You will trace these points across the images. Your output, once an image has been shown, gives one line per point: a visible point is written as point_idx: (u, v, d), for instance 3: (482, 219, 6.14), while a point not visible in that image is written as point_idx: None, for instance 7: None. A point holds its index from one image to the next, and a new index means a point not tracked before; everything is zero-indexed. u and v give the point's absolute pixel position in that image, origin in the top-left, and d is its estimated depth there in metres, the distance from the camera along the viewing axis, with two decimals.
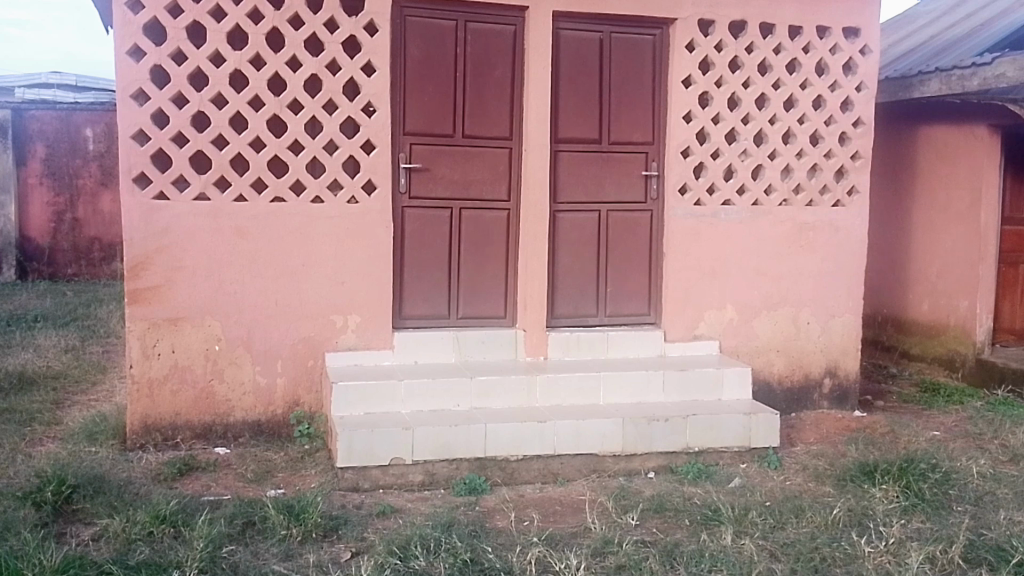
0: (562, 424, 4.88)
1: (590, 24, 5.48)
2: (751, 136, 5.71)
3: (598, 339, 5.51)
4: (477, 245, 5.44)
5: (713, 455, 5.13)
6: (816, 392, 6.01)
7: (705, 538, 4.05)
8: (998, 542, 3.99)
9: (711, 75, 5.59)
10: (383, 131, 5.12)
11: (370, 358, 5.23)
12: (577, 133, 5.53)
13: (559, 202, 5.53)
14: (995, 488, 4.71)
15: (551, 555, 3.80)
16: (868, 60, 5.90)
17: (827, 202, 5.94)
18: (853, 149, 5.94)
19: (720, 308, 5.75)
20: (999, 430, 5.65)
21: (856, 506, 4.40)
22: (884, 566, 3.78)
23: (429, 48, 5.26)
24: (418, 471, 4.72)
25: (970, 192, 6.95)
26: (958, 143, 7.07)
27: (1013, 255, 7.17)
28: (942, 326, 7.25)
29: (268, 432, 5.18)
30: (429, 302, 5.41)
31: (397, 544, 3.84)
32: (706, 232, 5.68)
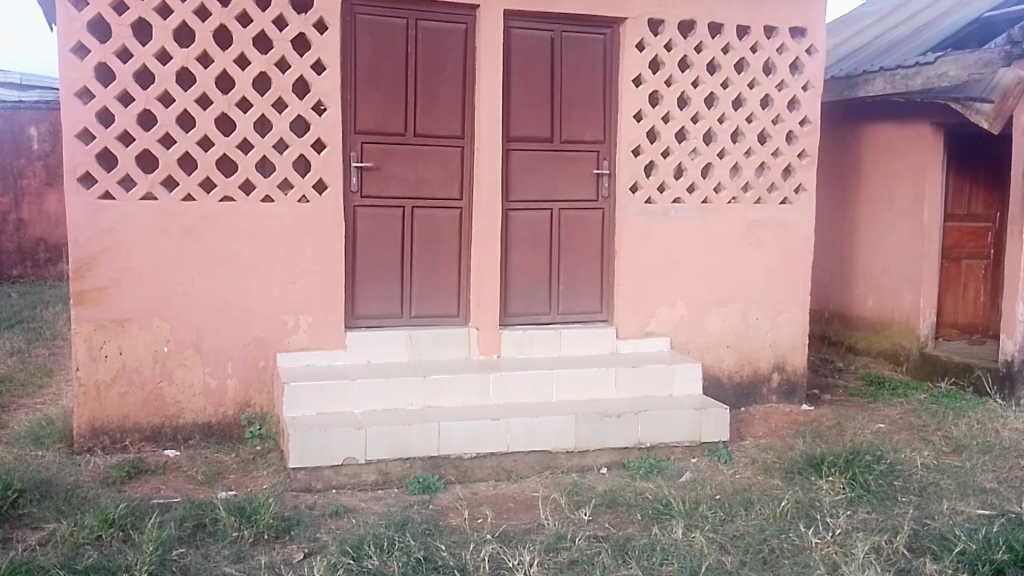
0: (516, 422, 4.90)
1: (540, 24, 5.50)
2: (700, 134, 5.80)
3: (551, 337, 5.54)
4: (430, 244, 5.44)
5: (664, 450, 5.19)
6: (765, 387, 6.11)
7: (656, 532, 4.10)
8: (941, 531, 4.09)
9: (661, 74, 5.66)
10: (334, 130, 5.10)
11: (322, 359, 5.20)
12: (529, 132, 5.55)
13: (512, 200, 5.55)
14: (939, 479, 4.84)
15: (505, 551, 3.81)
16: (814, 59, 6.01)
17: (776, 200, 6.04)
18: (799, 147, 6.05)
19: (672, 305, 5.82)
20: (942, 421, 5.80)
21: (803, 498, 4.48)
22: (831, 556, 3.85)
23: (380, 46, 5.25)
24: (371, 470, 4.71)
25: (915, 189, 7.11)
26: (903, 141, 7.23)
27: (957, 251, 7.36)
28: (889, 321, 7.40)
29: (218, 434, 5.13)
30: (382, 301, 5.39)
31: (349, 544, 3.83)
32: (658, 230, 5.75)
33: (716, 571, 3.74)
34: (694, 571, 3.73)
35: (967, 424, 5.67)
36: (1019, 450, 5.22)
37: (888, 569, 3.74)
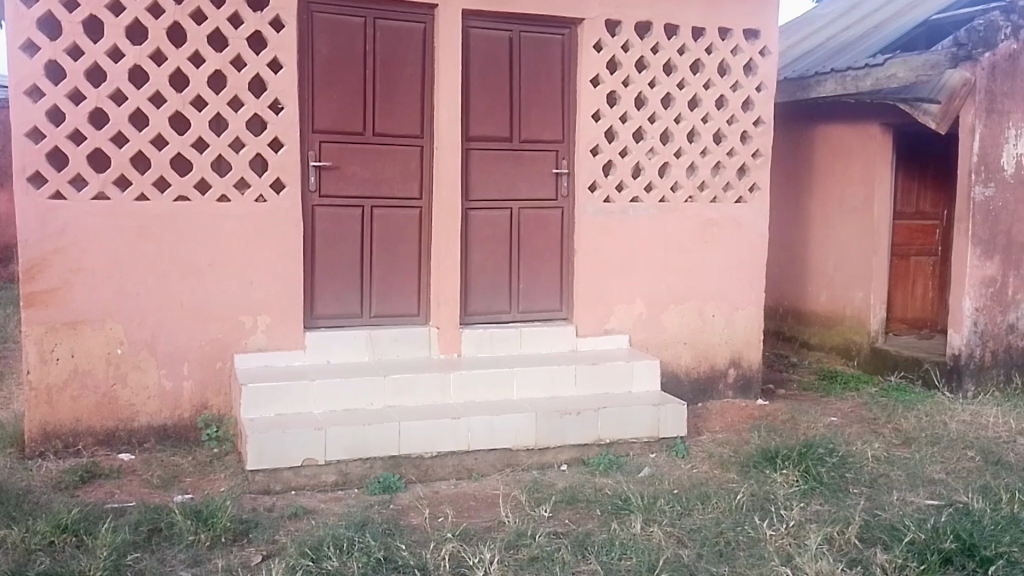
0: (476, 420, 4.91)
1: (499, 23, 5.52)
2: (657, 134, 5.88)
3: (512, 335, 5.57)
4: (390, 243, 5.43)
5: (623, 446, 5.25)
6: (721, 382, 6.22)
7: (615, 527, 4.15)
8: (891, 521, 4.19)
9: (619, 75, 5.72)
10: (291, 129, 5.07)
11: (281, 359, 5.17)
12: (488, 132, 5.57)
13: (472, 199, 5.56)
14: (889, 470, 4.96)
15: (465, 550, 3.83)
16: (767, 61, 6.12)
17: (731, 199, 6.14)
18: (754, 147, 6.16)
19: (630, 303, 5.89)
20: (892, 414, 5.96)
21: (758, 491, 4.57)
22: (785, 547, 3.93)
23: (338, 45, 5.22)
24: (331, 471, 4.69)
25: (865, 188, 7.28)
26: (854, 141, 7.40)
27: (905, 248, 7.57)
28: (841, 316, 7.57)
29: (175, 436, 5.06)
30: (342, 301, 5.37)
31: (308, 545, 3.81)
32: (617, 229, 5.82)
33: (674, 565, 3.79)
34: (652, 565, 3.78)
35: (916, 417, 5.84)
36: (966, 441, 5.39)
37: (840, 559, 3.82)
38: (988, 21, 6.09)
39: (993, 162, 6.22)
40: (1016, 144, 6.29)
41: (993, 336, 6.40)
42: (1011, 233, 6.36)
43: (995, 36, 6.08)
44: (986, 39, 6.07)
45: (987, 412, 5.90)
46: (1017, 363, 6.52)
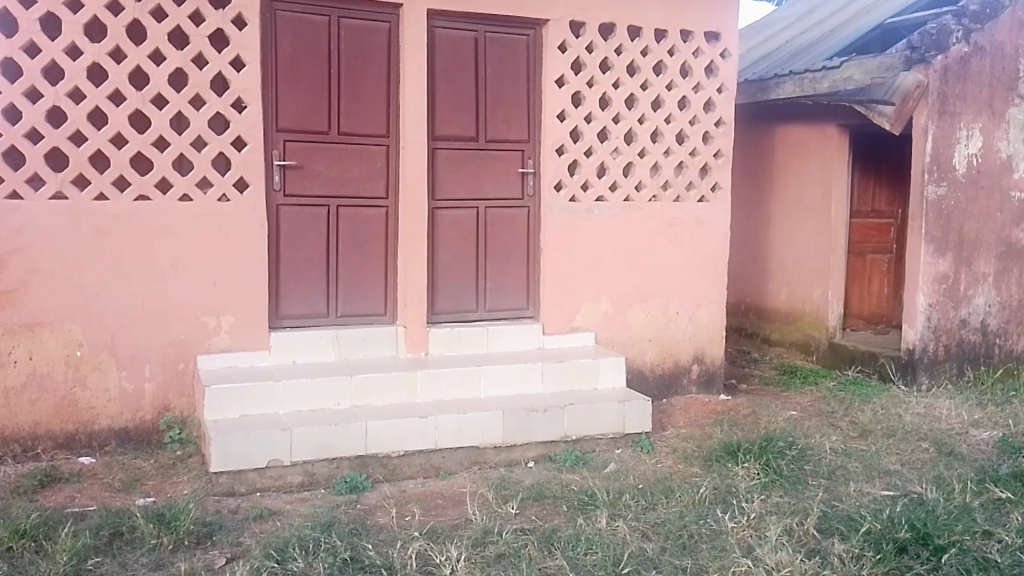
0: (443, 418, 4.93)
1: (464, 24, 5.54)
2: (621, 134, 5.95)
3: (479, 333, 5.59)
4: (355, 242, 5.42)
5: (590, 443, 5.31)
6: (685, 378, 6.31)
7: (581, 522, 4.20)
8: (848, 512, 4.30)
9: (583, 75, 5.78)
10: (254, 127, 5.04)
11: (245, 359, 5.13)
12: (453, 131, 5.59)
13: (438, 199, 5.58)
14: (846, 462, 5.09)
15: (432, 548, 3.84)
16: (728, 63, 6.22)
17: (694, 198, 6.23)
18: (715, 147, 6.26)
19: (596, 301, 5.96)
20: (849, 408, 6.10)
21: (721, 484, 4.66)
22: (746, 539, 4.02)
23: (302, 43, 5.19)
24: (297, 472, 4.67)
25: (823, 187, 7.44)
26: (812, 141, 7.56)
27: (862, 246, 7.76)
28: (800, 313, 7.73)
29: (137, 439, 4.99)
30: (307, 301, 5.34)
31: (274, 547, 3.80)
32: (581, 228, 5.88)
33: (638, 558, 3.85)
34: (617, 559, 3.83)
35: (872, 410, 6.00)
36: (920, 433, 5.54)
37: (799, 549, 3.91)
38: (941, 25, 6.26)
39: (946, 161, 6.39)
40: (967, 145, 6.46)
41: (946, 331, 6.59)
42: (963, 231, 6.54)
43: (947, 39, 6.25)
44: (938, 42, 6.24)
45: (940, 405, 6.08)
46: (969, 357, 6.71)
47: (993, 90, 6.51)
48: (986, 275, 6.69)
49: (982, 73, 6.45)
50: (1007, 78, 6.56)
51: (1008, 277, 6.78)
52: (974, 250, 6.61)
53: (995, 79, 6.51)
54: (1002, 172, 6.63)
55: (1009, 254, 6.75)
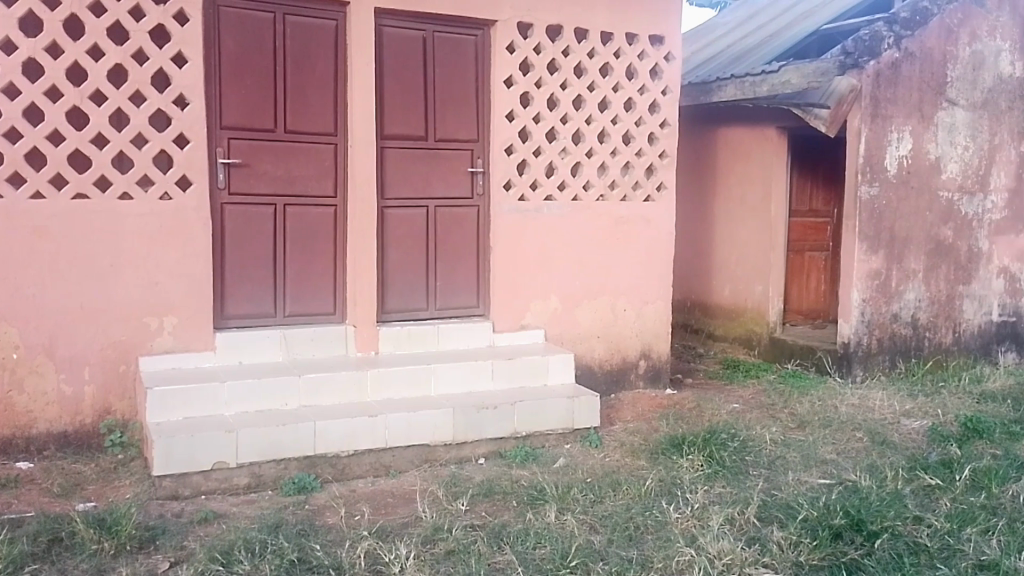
0: (393, 417, 4.94)
1: (412, 23, 5.55)
2: (569, 135, 6.03)
3: (429, 331, 5.61)
4: (303, 241, 5.39)
5: (539, 439, 5.38)
6: (632, 373, 6.43)
7: (530, 517, 4.26)
8: (786, 500, 4.44)
9: (531, 76, 5.84)
10: (198, 125, 4.97)
11: (190, 361, 5.05)
12: (401, 130, 5.59)
13: (387, 198, 5.57)
14: (785, 452, 5.26)
15: (381, 547, 3.85)
16: (672, 66, 6.36)
17: (640, 197, 6.35)
18: (660, 148, 6.38)
19: (545, 299, 6.03)
20: (789, 400, 6.30)
21: (666, 476, 4.78)
22: (689, 529, 4.13)
23: (247, 41, 5.14)
24: (243, 473, 4.62)
25: (764, 187, 7.64)
26: (753, 143, 7.76)
27: (800, 244, 8.01)
28: (743, 309, 7.94)
29: (76, 443, 4.88)
30: (254, 301, 5.28)
31: (219, 550, 3.77)
32: (530, 227, 5.94)
33: (585, 550, 3.92)
34: (565, 552, 3.89)
35: (810, 402, 6.20)
36: (855, 424, 5.76)
37: (740, 538, 4.03)
38: (873, 31, 6.52)
39: (878, 163, 6.64)
40: (898, 147, 6.72)
41: (879, 325, 6.85)
42: (894, 229, 6.80)
43: (879, 45, 6.51)
44: (871, 48, 6.49)
45: (874, 396, 6.32)
46: (902, 351, 6.98)
47: (923, 94, 6.78)
48: (916, 271, 6.97)
49: (913, 78, 6.72)
50: (935, 83, 6.84)
51: (937, 274, 7.07)
52: (905, 247, 6.88)
53: (924, 84, 6.78)
54: (930, 173, 6.92)
55: (937, 251, 7.04)
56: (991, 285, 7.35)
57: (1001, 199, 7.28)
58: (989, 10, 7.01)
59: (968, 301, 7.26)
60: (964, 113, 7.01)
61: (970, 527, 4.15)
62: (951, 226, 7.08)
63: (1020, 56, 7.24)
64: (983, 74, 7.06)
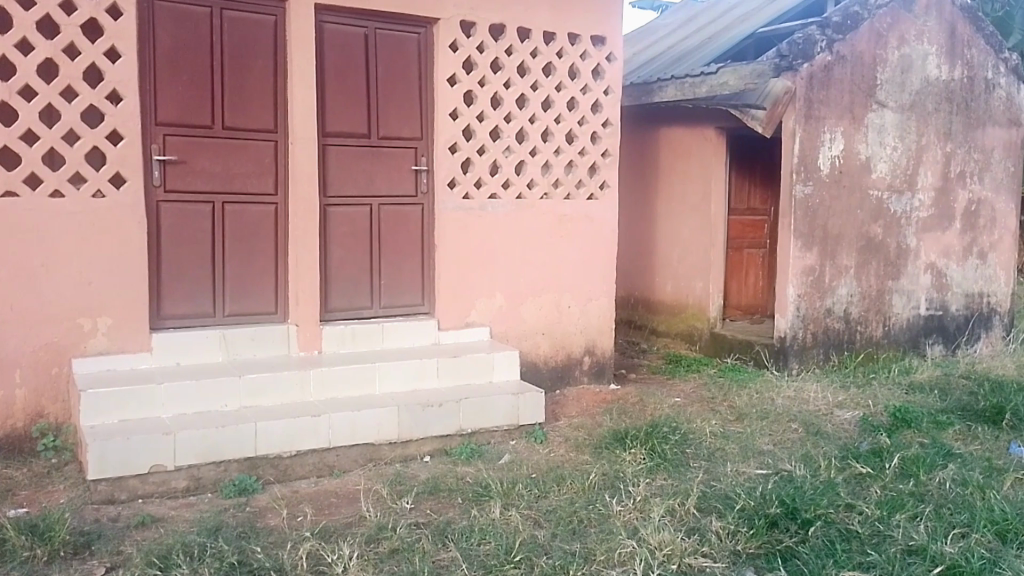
0: (337, 416, 4.91)
1: (353, 20, 5.52)
2: (513, 134, 6.07)
3: (373, 330, 5.59)
4: (242, 240, 5.31)
5: (485, 435, 5.41)
6: (577, 369, 6.50)
7: (475, 514, 4.28)
8: (725, 491, 4.55)
9: (474, 75, 5.86)
10: (132, 121, 4.85)
11: (126, 363, 4.94)
12: (343, 128, 5.56)
13: (329, 196, 5.53)
14: (724, 444, 5.39)
15: (324, 547, 3.82)
16: (613, 66, 6.44)
17: (583, 196, 6.42)
18: (603, 147, 6.46)
19: (490, 297, 6.06)
20: (728, 393, 6.46)
21: (609, 470, 4.86)
22: (631, 521, 4.21)
23: (183, 36, 5.05)
24: (181, 476, 4.54)
25: (703, 186, 7.80)
26: (694, 142, 7.91)
27: (739, 241, 8.20)
28: (685, 305, 8.09)
29: (7, 448, 4.73)
30: (192, 301, 5.19)
31: (156, 554, 3.70)
32: (474, 225, 5.95)
33: (529, 545, 3.96)
34: (509, 547, 3.92)
35: (749, 394, 6.37)
36: (790, 415, 5.93)
37: (680, 528, 4.12)
38: (806, 35, 6.70)
39: (812, 163, 6.85)
40: (831, 147, 6.94)
41: (814, 319, 7.07)
42: (828, 227, 7.02)
43: (812, 48, 6.71)
44: (804, 52, 6.68)
45: (809, 388, 6.51)
46: (835, 344, 7.21)
47: (854, 96, 7.01)
48: (849, 267, 7.20)
49: (844, 81, 6.94)
50: (866, 85, 7.08)
51: (869, 269, 7.32)
52: (838, 244, 7.10)
53: (855, 87, 7.01)
54: (862, 172, 7.15)
55: (868, 248, 7.29)
56: (919, 281, 7.64)
57: (928, 197, 7.58)
58: (917, 15, 7.28)
59: (897, 296, 7.53)
60: (893, 114, 7.27)
61: (900, 514, 4.29)
62: (881, 223, 7.33)
63: (946, 59, 7.52)
64: (911, 76, 7.32)
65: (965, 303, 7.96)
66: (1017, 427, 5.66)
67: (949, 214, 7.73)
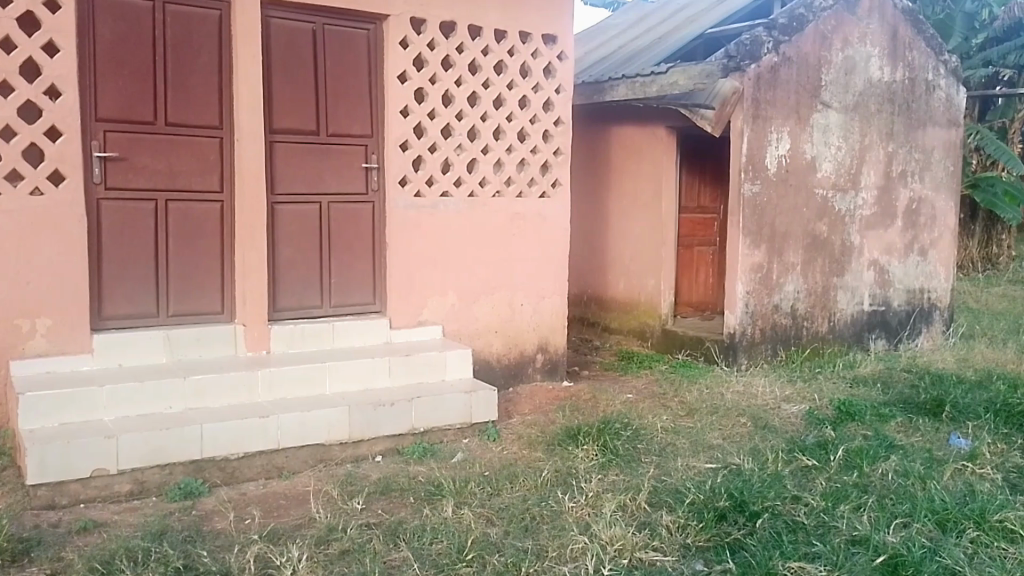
0: (285, 417, 4.84)
1: (300, 15, 5.45)
2: (464, 131, 6.06)
3: (323, 329, 5.54)
4: (188, 238, 5.21)
5: (437, 434, 5.39)
6: (530, 367, 6.52)
7: (427, 513, 4.26)
8: (675, 485, 4.60)
9: (425, 72, 5.83)
10: (72, 117, 4.72)
11: (66, 365, 4.80)
12: (291, 125, 5.49)
13: (277, 193, 5.46)
14: (675, 439, 5.46)
15: (272, 550, 3.76)
16: (565, 65, 6.47)
17: (535, 194, 6.44)
18: (555, 145, 6.50)
19: (442, 295, 6.04)
20: (679, 389, 6.54)
21: (562, 467, 4.89)
22: (583, 517, 4.23)
23: (123, 30, 4.94)
24: (125, 480, 4.43)
25: (655, 185, 7.88)
26: (645, 141, 7.98)
27: (690, 239, 8.31)
28: (637, 303, 8.17)
29: None
30: (135, 301, 5.08)
31: (99, 560, 3.61)
32: (425, 223, 5.93)
33: (482, 544, 3.95)
34: (460, 546, 3.91)
35: (699, 390, 6.46)
36: (739, 410, 6.03)
37: (631, 523, 4.16)
38: (754, 36, 6.82)
39: (760, 162, 6.96)
40: (778, 147, 7.07)
41: (762, 315, 7.19)
42: (775, 225, 7.15)
43: (759, 49, 6.84)
44: (752, 52, 6.83)
45: (757, 382, 6.63)
46: (782, 339, 7.35)
47: (799, 97, 7.15)
48: (795, 265, 7.35)
49: (791, 81, 7.08)
50: (811, 86, 7.23)
51: (815, 266, 7.48)
52: (785, 242, 7.24)
53: (801, 87, 7.15)
54: (808, 171, 7.31)
55: (815, 245, 7.45)
56: (862, 277, 7.83)
57: (871, 196, 7.77)
58: (860, 17, 7.45)
59: (842, 292, 7.71)
60: (838, 115, 7.44)
61: (844, 505, 4.39)
62: (826, 221, 7.50)
63: (888, 61, 7.72)
64: (854, 78, 7.50)
65: (907, 298, 8.18)
66: (956, 418, 5.83)
67: (892, 213, 7.94)
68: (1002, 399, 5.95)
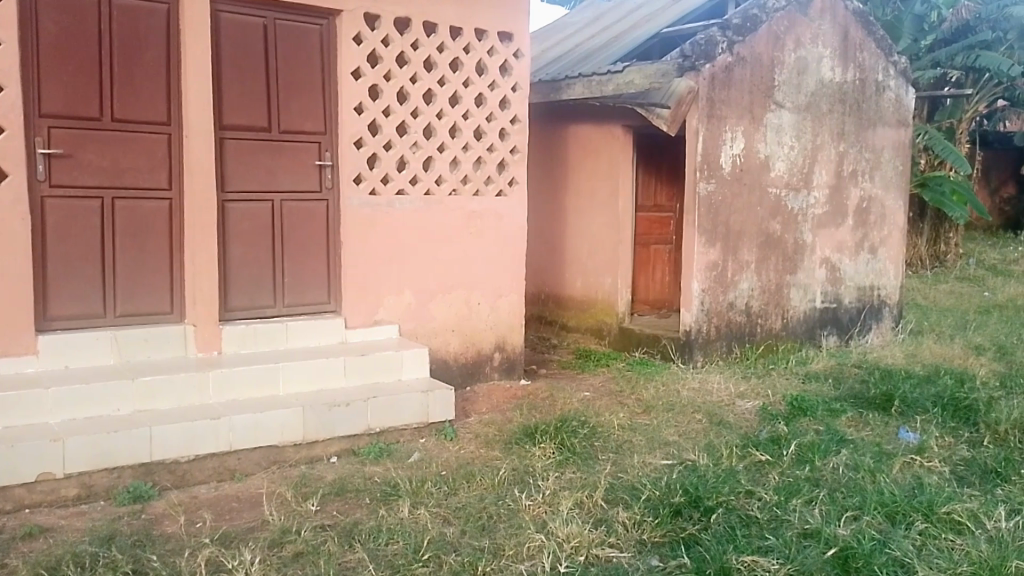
0: (237, 419, 4.76)
1: (251, 10, 5.37)
2: (420, 129, 6.03)
3: (276, 330, 5.46)
4: (136, 236, 5.09)
5: (393, 434, 5.35)
6: (487, 365, 6.51)
7: (383, 513, 4.22)
8: (632, 482, 4.63)
9: (379, 69, 5.79)
10: (13, 112, 4.57)
11: (8, 368, 4.65)
12: (243, 122, 5.40)
13: (228, 191, 5.36)
14: (631, 437, 5.49)
15: (224, 553, 3.69)
16: (521, 63, 6.47)
17: (491, 192, 6.43)
18: (511, 144, 6.50)
19: (399, 294, 5.99)
20: (635, 386, 6.59)
21: (519, 465, 4.89)
22: (539, 515, 4.24)
23: (67, 23, 4.81)
24: (72, 484, 4.32)
25: (611, 183, 7.92)
26: (601, 140, 8.03)
27: (646, 238, 8.38)
28: (595, 301, 8.21)
29: None
30: (82, 301, 4.95)
31: (44, 566, 3.52)
32: (381, 221, 5.88)
33: (438, 543, 3.92)
34: (416, 546, 3.88)
35: (655, 387, 6.52)
36: (694, 406, 6.09)
37: (588, 520, 4.17)
38: (708, 36, 6.92)
39: (715, 161, 7.04)
40: (732, 146, 7.16)
41: (717, 313, 7.28)
42: (730, 223, 7.24)
43: (713, 49, 6.92)
44: (706, 52, 6.90)
45: (713, 379, 6.71)
46: (737, 336, 7.45)
47: (753, 96, 7.25)
48: (750, 263, 7.45)
49: (745, 81, 7.17)
50: (765, 86, 7.33)
51: (769, 264, 7.59)
52: (739, 240, 7.34)
53: (755, 87, 7.25)
54: (762, 170, 7.41)
55: (768, 244, 7.56)
56: (814, 275, 7.96)
57: (823, 195, 7.91)
58: (812, 18, 7.58)
59: (795, 290, 7.84)
60: (791, 115, 7.56)
61: (796, 498, 4.46)
62: (780, 220, 7.62)
63: (839, 62, 7.87)
64: (807, 78, 7.63)
65: (857, 295, 8.35)
66: (905, 413, 5.96)
67: (843, 211, 8.10)
68: (949, 393, 6.09)
